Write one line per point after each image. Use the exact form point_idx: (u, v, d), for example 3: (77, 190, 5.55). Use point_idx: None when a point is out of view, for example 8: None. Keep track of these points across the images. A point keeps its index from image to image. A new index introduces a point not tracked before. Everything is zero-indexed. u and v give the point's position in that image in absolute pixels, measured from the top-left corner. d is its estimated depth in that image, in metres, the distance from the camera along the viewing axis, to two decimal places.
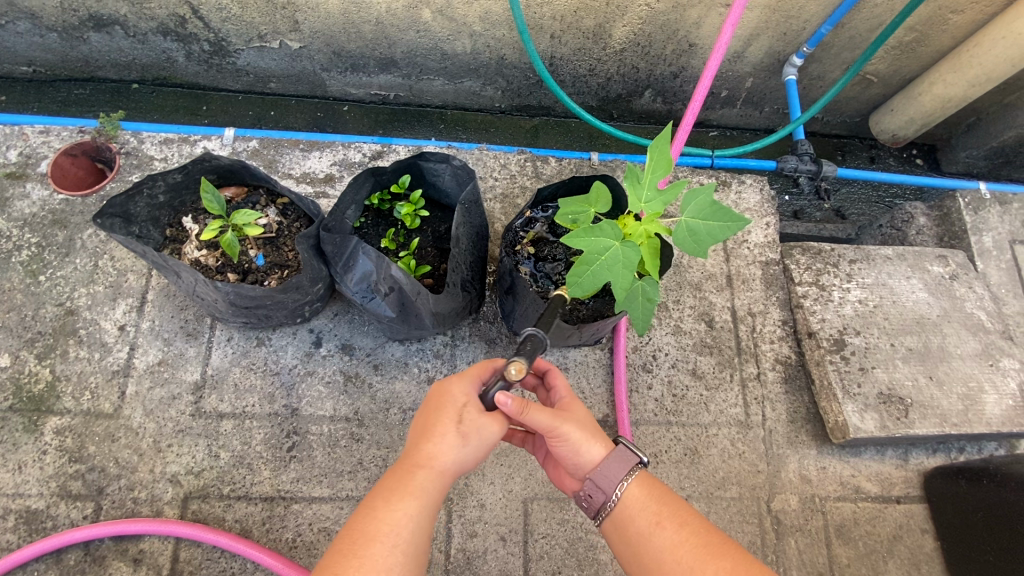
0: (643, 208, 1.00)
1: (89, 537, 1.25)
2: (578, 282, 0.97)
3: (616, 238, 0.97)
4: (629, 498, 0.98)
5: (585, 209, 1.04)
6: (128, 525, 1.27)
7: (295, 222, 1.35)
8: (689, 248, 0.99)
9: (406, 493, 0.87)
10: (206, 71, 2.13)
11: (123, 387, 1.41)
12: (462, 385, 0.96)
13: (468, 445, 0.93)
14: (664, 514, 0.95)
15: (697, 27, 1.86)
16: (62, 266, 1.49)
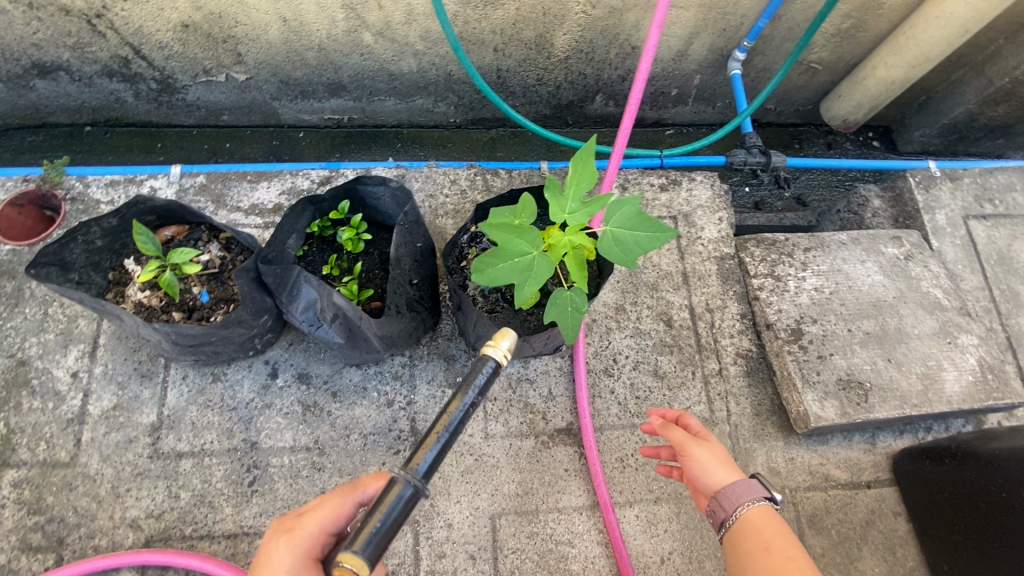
0: (567, 217, 1.00)
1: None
2: (484, 271, 0.93)
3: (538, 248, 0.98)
4: (755, 519, 1.00)
5: (511, 218, 1.05)
6: (101, 560, 1.26)
7: (238, 256, 1.35)
8: (618, 259, 0.96)
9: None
10: (157, 109, 2.13)
11: (79, 434, 1.40)
12: (285, 556, 0.89)
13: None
14: (777, 543, 0.95)
15: (636, 30, 1.88)
16: (12, 316, 1.49)
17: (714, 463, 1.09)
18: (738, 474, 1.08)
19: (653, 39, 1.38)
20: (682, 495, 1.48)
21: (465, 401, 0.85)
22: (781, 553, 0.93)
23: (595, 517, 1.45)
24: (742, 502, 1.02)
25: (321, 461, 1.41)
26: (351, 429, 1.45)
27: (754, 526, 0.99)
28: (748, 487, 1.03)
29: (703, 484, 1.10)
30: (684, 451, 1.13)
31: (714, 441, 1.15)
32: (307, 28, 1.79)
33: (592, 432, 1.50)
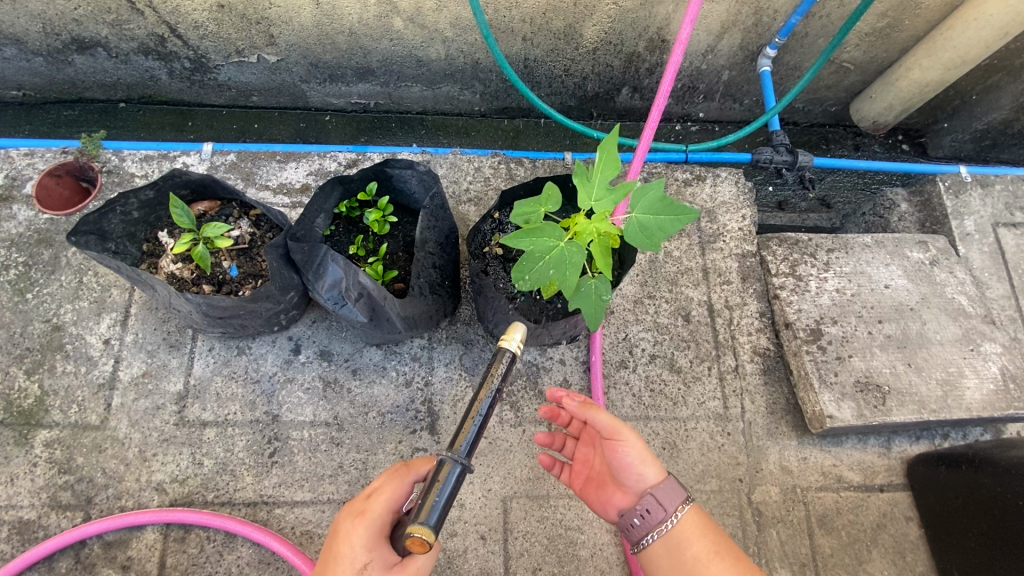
0: (593, 205, 1.00)
1: (101, 530, 1.31)
2: (524, 277, 0.98)
3: (561, 238, 0.99)
4: (686, 526, 1.02)
5: (536, 210, 1.06)
6: (137, 515, 1.32)
7: (268, 233, 1.38)
8: (641, 243, 0.96)
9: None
10: (189, 88, 2.17)
11: (109, 398, 1.45)
12: (364, 540, 0.92)
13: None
14: (723, 549, 1.00)
15: (667, 23, 1.88)
16: (49, 283, 1.54)
17: (644, 460, 1.07)
18: (663, 473, 1.07)
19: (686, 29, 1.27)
20: (692, 489, 1.49)
21: (492, 389, 0.99)
22: (717, 561, 0.98)
23: None
24: (675, 508, 1.03)
25: (340, 436, 1.45)
26: (369, 407, 1.48)
27: (687, 535, 1.02)
28: (678, 492, 1.04)
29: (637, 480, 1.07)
30: (615, 439, 1.09)
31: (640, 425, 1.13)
32: (339, 11, 1.81)
33: None
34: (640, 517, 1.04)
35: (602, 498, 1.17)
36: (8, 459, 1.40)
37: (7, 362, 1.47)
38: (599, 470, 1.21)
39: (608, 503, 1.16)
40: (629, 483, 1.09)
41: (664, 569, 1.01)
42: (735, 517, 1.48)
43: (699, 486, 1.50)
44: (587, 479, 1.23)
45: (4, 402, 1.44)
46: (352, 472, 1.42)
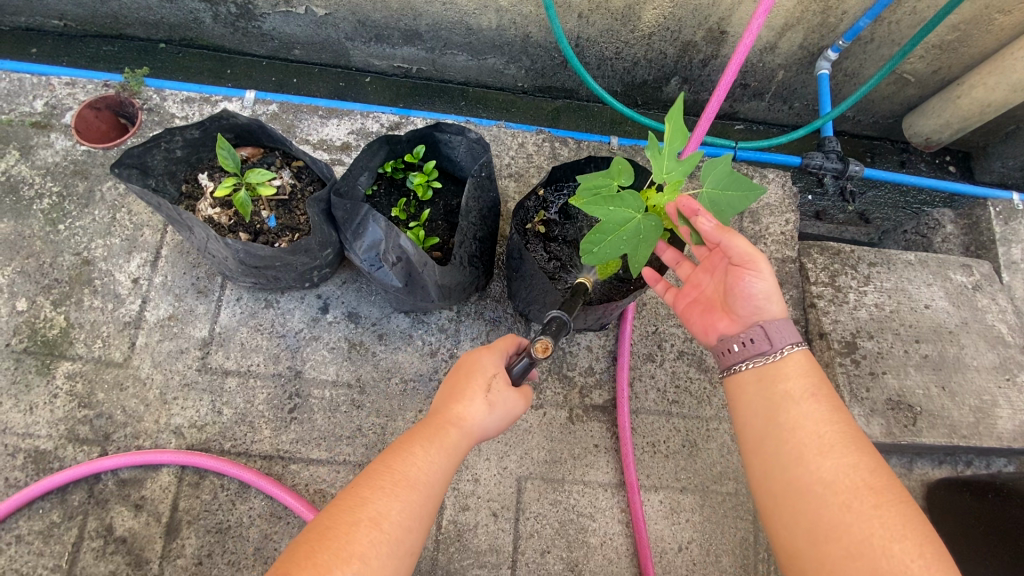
0: (665, 178, 0.99)
1: (120, 465, 1.31)
2: (592, 250, 0.97)
3: (638, 210, 0.98)
4: (790, 365, 0.98)
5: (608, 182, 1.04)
6: (154, 455, 1.32)
7: (308, 186, 1.35)
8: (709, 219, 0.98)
9: (439, 447, 0.91)
10: (232, 34, 2.13)
11: (134, 338, 1.44)
12: (493, 359, 1.02)
13: (496, 412, 0.99)
14: (822, 393, 0.94)
15: (729, 14, 1.82)
16: (81, 216, 1.52)
17: (767, 292, 1.02)
18: (784, 313, 1.02)
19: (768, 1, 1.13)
20: (708, 489, 1.48)
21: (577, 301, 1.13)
22: (811, 402, 0.93)
23: (619, 495, 1.45)
24: (786, 344, 0.99)
25: (360, 399, 1.44)
26: (392, 373, 1.47)
27: (786, 371, 0.98)
28: (794, 332, 1.00)
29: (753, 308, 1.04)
30: (745, 267, 1.03)
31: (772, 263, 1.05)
32: None
33: (628, 413, 1.50)
34: (742, 344, 1.02)
35: (704, 322, 1.15)
36: (29, 387, 1.39)
37: (35, 291, 1.45)
38: (708, 295, 1.15)
39: (710, 325, 1.13)
40: (742, 311, 1.06)
41: (750, 394, 1.00)
42: (748, 521, 1.47)
43: (715, 486, 1.48)
44: (692, 301, 1.18)
45: (30, 330, 1.43)
46: (370, 436, 1.41)
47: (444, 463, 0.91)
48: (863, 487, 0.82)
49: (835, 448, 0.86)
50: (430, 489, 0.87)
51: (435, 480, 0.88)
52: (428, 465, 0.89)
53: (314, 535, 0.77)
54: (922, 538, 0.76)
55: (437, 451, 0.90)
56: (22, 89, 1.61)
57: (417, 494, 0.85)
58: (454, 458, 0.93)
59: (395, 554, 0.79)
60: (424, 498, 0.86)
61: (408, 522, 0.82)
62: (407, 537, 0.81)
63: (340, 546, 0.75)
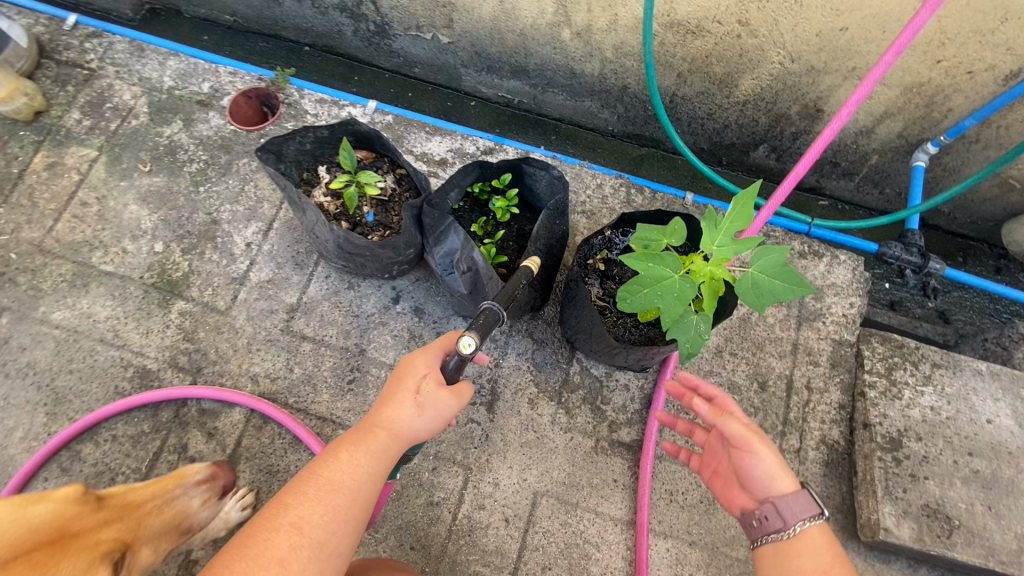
0: (714, 250, 1.05)
1: (202, 396, 1.53)
2: (629, 298, 1.04)
3: (677, 271, 1.04)
4: (806, 539, 0.99)
5: (658, 238, 1.08)
6: (231, 394, 1.53)
7: (406, 192, 1.55)
8: (749, 299, 1.08)
9: (364, 451, 1.04)
10: (366, 48, 2.41)
11: (237, 292, 1.67)
12: (425, 361, 1.10)
13: (427, 413, 1.08)
14: (838, 569, 0.94)
15: (828, 94, 1.86)
16: (218, 182, 1.78)
17: (774, 469, 1.04)
18: (796, 486, 1.04)
19: (885, 60, 1.16)
20: (718, 549, 1.50)
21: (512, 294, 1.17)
22: None
23: (627, 533, 1.50)
24: (799, 519, 1.00)
25: None
26: None
27: (801, 546, 0.99)
28: (809, 506, 1.00)
29: (762, 485, 1.06)
30: (743, 449, 1.06)
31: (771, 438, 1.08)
32: (517, 13, 1.95)
33: (652, 457, 1.54)
34: (758, 520, 1.04)
35: (728, 494, 1.17)
36: (149, 315, 1.65)
37: (171, 238, 1.72)
38: (725, 467, 1.18)
39: (732, 500, 1.15)
40: (756, 490, 1.07)
41: (770, 569, 1.01)
42: None
43: (725, 549, 1.50)
44: (713, 472, 1.22)
45: (160, 268, 1.69)
46: None
47: (371, 467, 1.04)
48: None
49: None
50: (353, 490, 1.02)
51: (359, 482, 1.02)
52: (352, 470, 1.03)
53: (238, 542, 0.92)
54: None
55: (365, 459, 1.04)
56: (195, 71, 1.93)
57: (338, 497, 1.00)
58: (382, 458, 1.06)
59: (315, 554, 0.94)
60: (347, 502, 1.01)
61: (329, 527, 0.97)
62: (330, 538, 0.97)
63: (259, 552, 0.91)
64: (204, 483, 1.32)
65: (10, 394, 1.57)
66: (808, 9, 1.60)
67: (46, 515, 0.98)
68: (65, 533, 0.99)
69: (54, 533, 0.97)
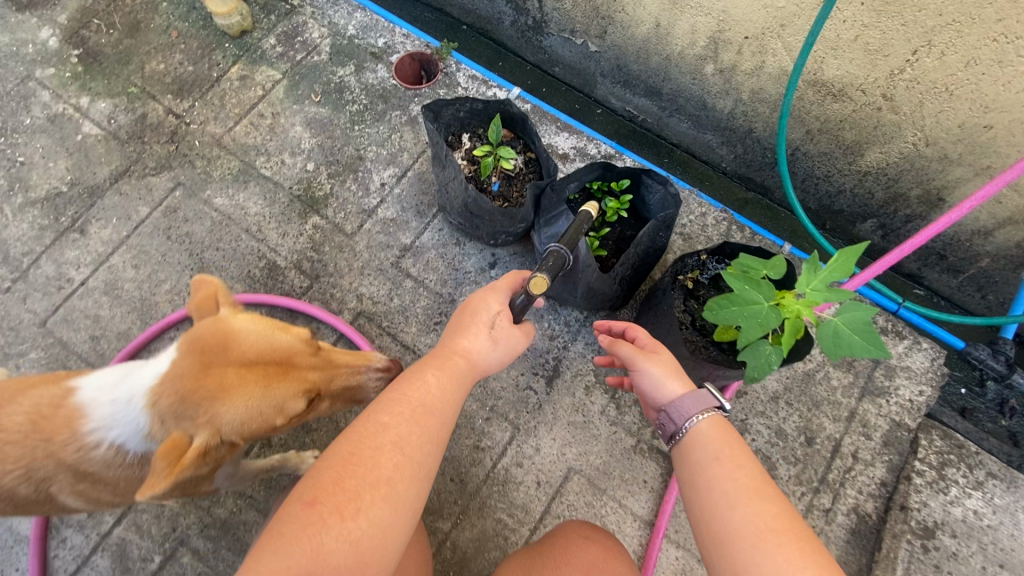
0: (806, 291, 1.15)
1: (319, 317, 1.75)
2: (716, 309, 1.15)
3: (768, 300, 1.14)
4: (699, 433, 1.11)
5: (758, 268, 1.20)
6: (315, 311, 1.75)
7: (530, 173, 1.72)
8: (826, 344, 1.17)
9: (447, 375, 1.17)
10: (518, 39, 2.62)
11: (363, 221, 1.92)
12: (497, 299, 1.27)
13: (499, 348, 1.26)
14: (730, 452, 1.06)
15: (955, 185, 1.86)
16: (371, 126, 2.04)
17: (661, 379, 1.20)
18: (687, 389, 1.17)
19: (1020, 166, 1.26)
20: None
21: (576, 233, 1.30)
22: (720, 464, 1.04)
23: (643, 531, 1.61)
24: (689, 416, 1.12)
25: None
26: None
27: (698, 439, 1.10)
28: (693, 402, 1.13)
29: (659, 396, 1.20)
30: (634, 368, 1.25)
31: (665, 355, 1.24)
32: (669, 39, 2.09)
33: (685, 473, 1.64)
34: (660, 427, 1.19)
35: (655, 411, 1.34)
36: (289, 220, 1.92)
37: (322, 162, 1.99)
38: None
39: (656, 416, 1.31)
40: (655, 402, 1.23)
41: (679, 465, 1.12)
42: None
43: None
44: None
45: (307, 184, 1.96)
46: None
47: (455, 395, 1.16)
48: (767, 530, 0.93)
49: (738, 498, 0.98)
50: (441, 412, 1.12)
51: (445, 406, 1.13)
52: (436, 392, 1.14)
53: (341, 460, 0.99)
54: (819, 565, 0.88)
55: (450, 388, 1.16)
56: (375, 27, 2.19)
57: (430, 418, 1.10)
58: (461, 383, 1.19)
59: (415, 470, 1.03)
60: (439, 425, 1.11)
61: (427, 446, 1.07)
62: (426, 458, 1.06)
63: (368, 469, 0.98)
64: (382, 372, 1.38)
65: (168, 254, 1.88)
66: (957, 100, 1.64)
67: (285, 344, 1.18)
68: (289, 364, 1.16)
69: (281, 360, 1.15)
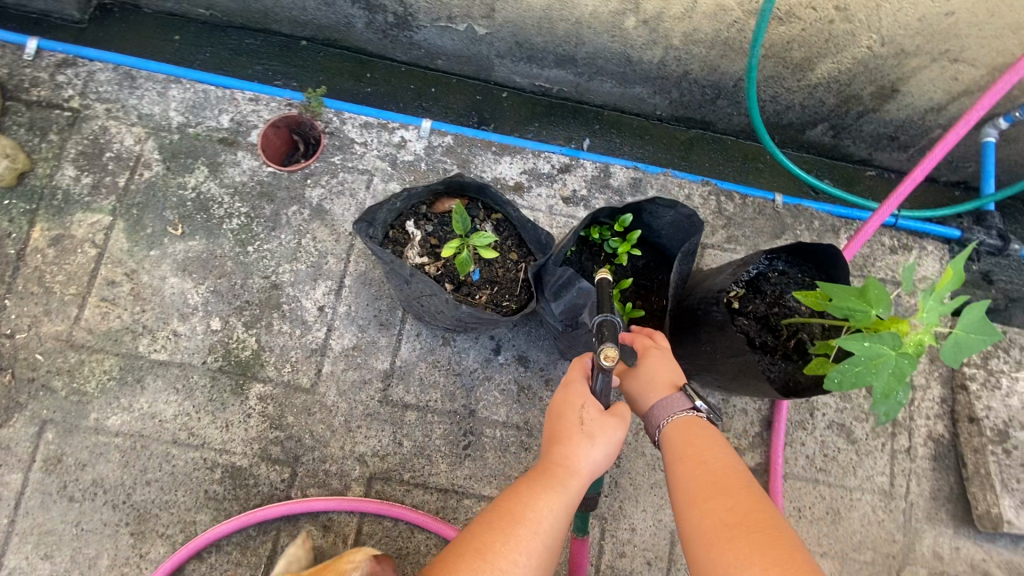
0: (922, 317, 0.98)
1: (329, 508, 1.38)
2: (838, 379, 0.99)
3: (893, 347, 0.97)
4: (671, 434, 1.07)
5: (862, 307, 1.00)
6: (317, 502, 1.38)
7: (508, 240, 1.38)
8: (947, 355, 1.03)
9: (548, 485, 0.93)
10: (379, 40, 2.09)
11: (320, 364, 1.49)
12: (580, 385, 1.03)
13: (599, 444, 0.98)
14: (696, 448, 1.02)
15: (909, 75, 1.77)
16: (269, 239, 1.54)
17: (643, 389, 1.16)
18: (666, 393, 1.13)
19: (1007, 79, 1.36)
20: (848, 556, 1.55)
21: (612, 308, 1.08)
22: (683, 463, 1.01)
23: None
24: (661, 420, 1.10)
25: (529, 442, 1.50)
26: None
27: (670, 440, 1.07)
28: (667, 408, 1.10)
29: (641, 399, 1.16)
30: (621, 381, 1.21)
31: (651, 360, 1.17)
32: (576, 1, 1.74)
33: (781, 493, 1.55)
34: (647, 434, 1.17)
35: None
36: (224, 405, 1.45)
37: (227, 311, 1.49)
38: None
39: None
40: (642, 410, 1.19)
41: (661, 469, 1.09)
42: None
43: (854, 554, 1.56)
44: None
45: (223, 349, 1.47)
46: None
47: (551, 505, 0.92)
48: (722, 524, 0.87)
49: (698, 496, 0.94)
50: (539, 527, 0.89)
51: (547, 520, 0.90)
52: (539, 507, 0.91)
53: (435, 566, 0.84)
54: (770, 557, 0.80)
55: (542, 493, 0.92)
56: (207, 102, 1.61)
57: (528, 532, 0.88)
58: (565, 499, 0.93)
59: None
60: (531, 534, 0.88)
61: (518, 560, 0.85)
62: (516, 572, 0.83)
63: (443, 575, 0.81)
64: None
65: (83, 520, 1.37)
66: None
67: None
68: None
69: None
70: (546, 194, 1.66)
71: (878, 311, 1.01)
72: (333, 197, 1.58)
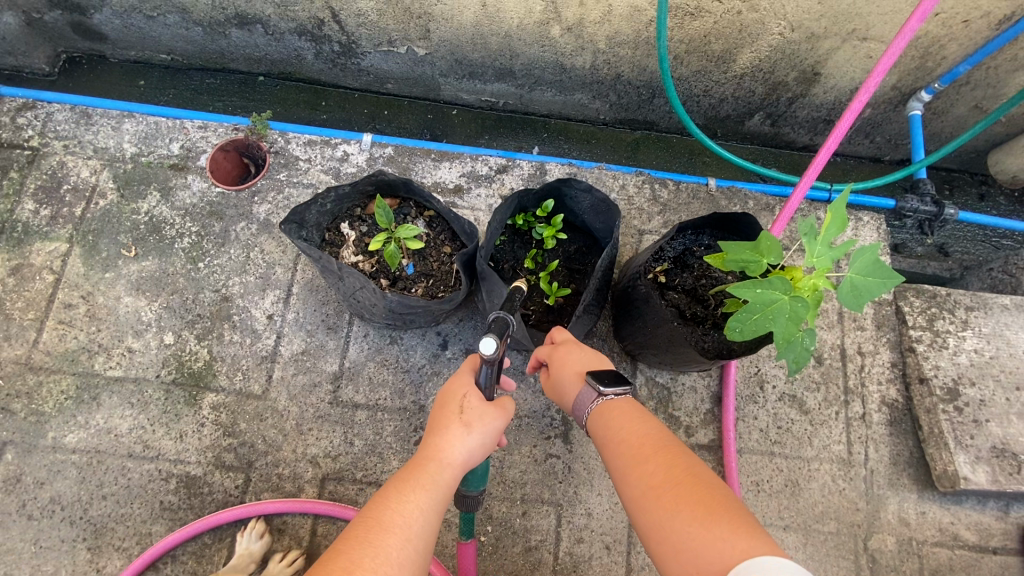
0: (813, 261, 1.03)
1: (281, 510, 1.39)
2: (737, 327, 1.02)
3: (786, 292, 1.01)
4: (597, 420, 1.08)
5: (756, 258, 1.05)
6: (262, 506, 1.39)
7: (441, 235, 1.44)
8: (848, 301, 1.06)
9: (419, 481, 0.97)
10: (330, 69, 2.21)
11: (271, 371, 1.53)
12: (462, 381, 1.09)
13: (476, 433, 1.03)
14: (616, 428, 1.02)
15: (826, 58, 1.86)
16: (219, 255, 1.61)
17: (563, 389, 1.17)
18: (579, 385, 1.13)
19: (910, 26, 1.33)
20: (811, 527, 1.54)
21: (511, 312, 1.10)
22: (611, 440, 1.02)
23: None
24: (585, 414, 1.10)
25: None
26: None
27: (597, 424, 1.07)
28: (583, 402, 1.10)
29: (566, 398, 1.17)
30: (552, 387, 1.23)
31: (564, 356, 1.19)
32: (502, 15, 1.84)
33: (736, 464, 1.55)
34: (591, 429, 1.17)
35: None
36: (178, 416, 1.49)
37: (180, 325, 1.55)
38: None
39: None
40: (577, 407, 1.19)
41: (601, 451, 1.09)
42: (849, 561, 1.52)
43: (817, 525, 1.54)
44: None
45: (176, 362, 1.52)
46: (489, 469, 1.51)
47: (422, 503, 0.95)
48: (649, 485, 0.89)
49: (627, 467, 0.95)
50: (406, 530, 0.90)
51: (413, 520, 0.92)
52: (405, 507, 0.93)
53: None
54: (692, 502, 0.83)
55: (414, 490, 0.95)
56: (159, 132, 1.71)
57: (391, 535, 0.88)
58: (435, 493, 0.97)
59: None
60: (400, 541, 0.88)
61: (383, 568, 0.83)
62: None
63: None
64: None
65: (41, 537, 1.39)
66: None
67: None
68: None
69: None
70: (486, 194, 1.73)
71: (773, 261, 1.05)
72: (279, 211, 1.65)
